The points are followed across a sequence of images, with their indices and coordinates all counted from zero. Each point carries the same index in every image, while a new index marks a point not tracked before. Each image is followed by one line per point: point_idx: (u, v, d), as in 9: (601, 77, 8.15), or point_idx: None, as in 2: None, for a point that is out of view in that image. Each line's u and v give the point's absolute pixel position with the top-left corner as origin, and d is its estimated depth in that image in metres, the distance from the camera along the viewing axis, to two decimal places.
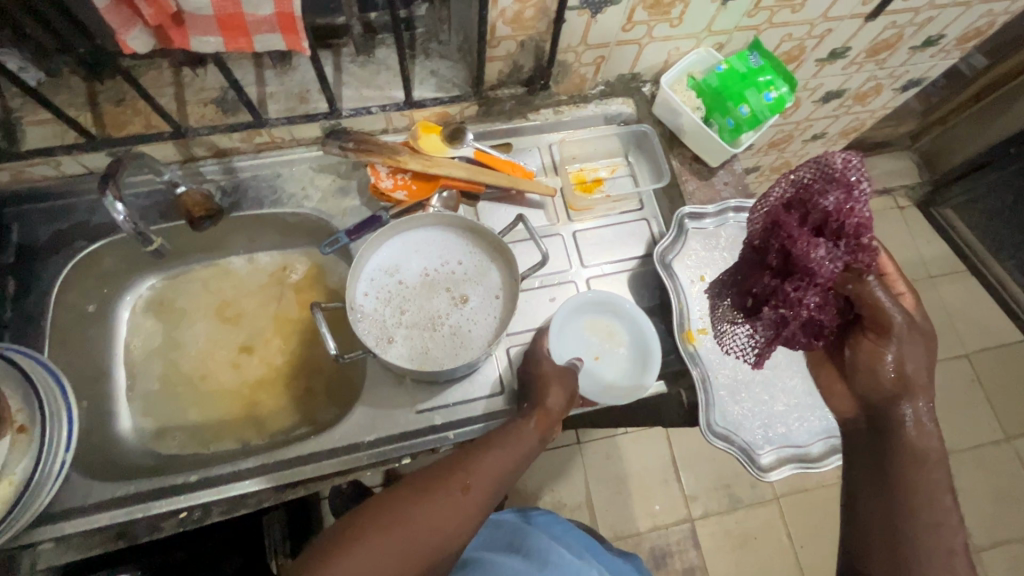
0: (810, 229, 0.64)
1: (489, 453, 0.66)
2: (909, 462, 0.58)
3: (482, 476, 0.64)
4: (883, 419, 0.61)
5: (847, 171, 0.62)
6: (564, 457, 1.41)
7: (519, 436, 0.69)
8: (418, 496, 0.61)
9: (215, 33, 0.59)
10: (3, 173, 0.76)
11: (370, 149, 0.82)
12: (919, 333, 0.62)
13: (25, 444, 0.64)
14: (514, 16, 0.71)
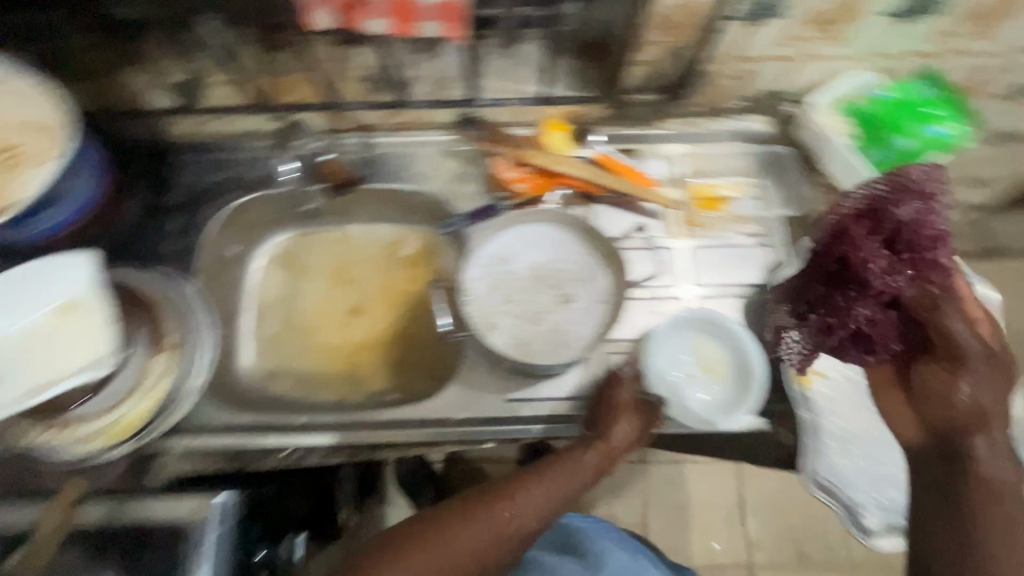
0: (879, 239, 0.66)
1: (536, 485, 0.68)
2: (976, 484, 0.58)
3: (526, 506, 0.66)
4: (948, 438, 0.61)
5: (923, 182, 0.65)
6: (626, 475, 1.37)
7: (574, 471, 0.69)
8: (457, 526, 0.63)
9: (388, 14, 0.64)
10: (187, 123, 0.86)
11: (501, 140, 0.86)
12: (992, 363, 0.60)
13: (172, 360, 0.73)
14: (672, 23, 0.70)
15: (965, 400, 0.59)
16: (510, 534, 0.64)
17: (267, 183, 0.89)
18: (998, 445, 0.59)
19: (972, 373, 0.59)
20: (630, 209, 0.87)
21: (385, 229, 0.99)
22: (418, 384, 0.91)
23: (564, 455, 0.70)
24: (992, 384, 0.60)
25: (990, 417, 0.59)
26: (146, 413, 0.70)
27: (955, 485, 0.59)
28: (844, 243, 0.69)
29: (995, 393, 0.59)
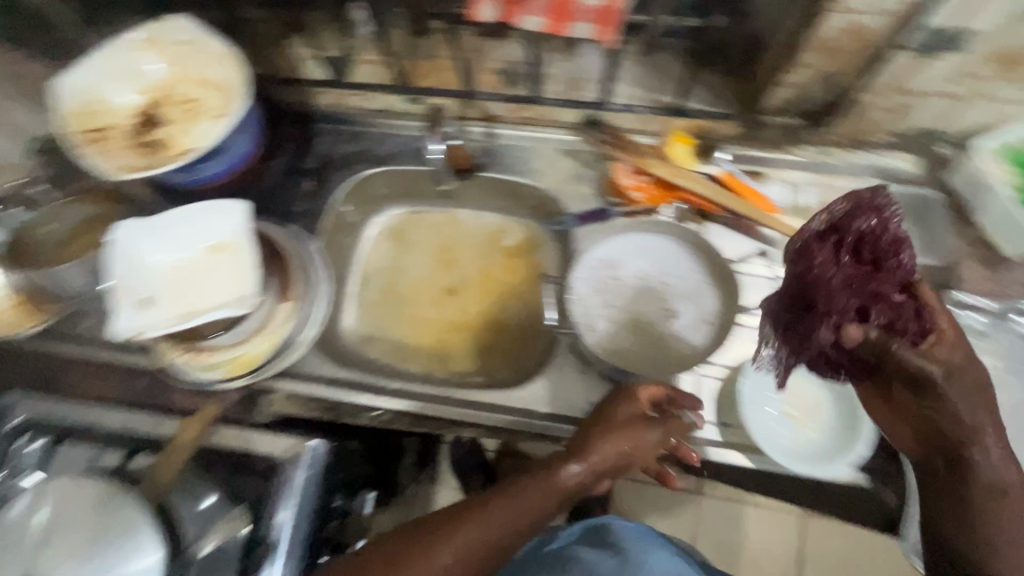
0: (844, 258, 0.59)
1: (493, 514, 0.64)
2: (988, 499, 0.55)
3: (471, 536, 0.62)
4: (942, 450, 0.57)
5: (876, 198, 0.60)
6: (680, 505, 1.31)
7: (550, 487, 0.68)
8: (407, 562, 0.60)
9: (545, 13, 0.65)
10: (331, 96, 0.93)
11: (624, 147, 0.85)
12: (976, 367, 0.55)
13: (290, 312, 0.79)
14: (832, 46, 0.66)
15: (972, 418, 0.55)
16: (472, 560, 0.62)
17: (393, 159, 0.94)
18: (995, 447, 0.56)
19: (967, 388, 0.54)
20: (745, 232, 0.84)
21: (491, 218, 1.01)
22: (501, 372, 0.93)
23: (535, 474, 0.69)
24: (975, 391, 0.55)
25: (981, 429, 0.55)
26: (263, 354, 0.77)
27: (968, 505, 0.56)
28: (802, 262, 0.61)
29: (982, 394, 0.55)
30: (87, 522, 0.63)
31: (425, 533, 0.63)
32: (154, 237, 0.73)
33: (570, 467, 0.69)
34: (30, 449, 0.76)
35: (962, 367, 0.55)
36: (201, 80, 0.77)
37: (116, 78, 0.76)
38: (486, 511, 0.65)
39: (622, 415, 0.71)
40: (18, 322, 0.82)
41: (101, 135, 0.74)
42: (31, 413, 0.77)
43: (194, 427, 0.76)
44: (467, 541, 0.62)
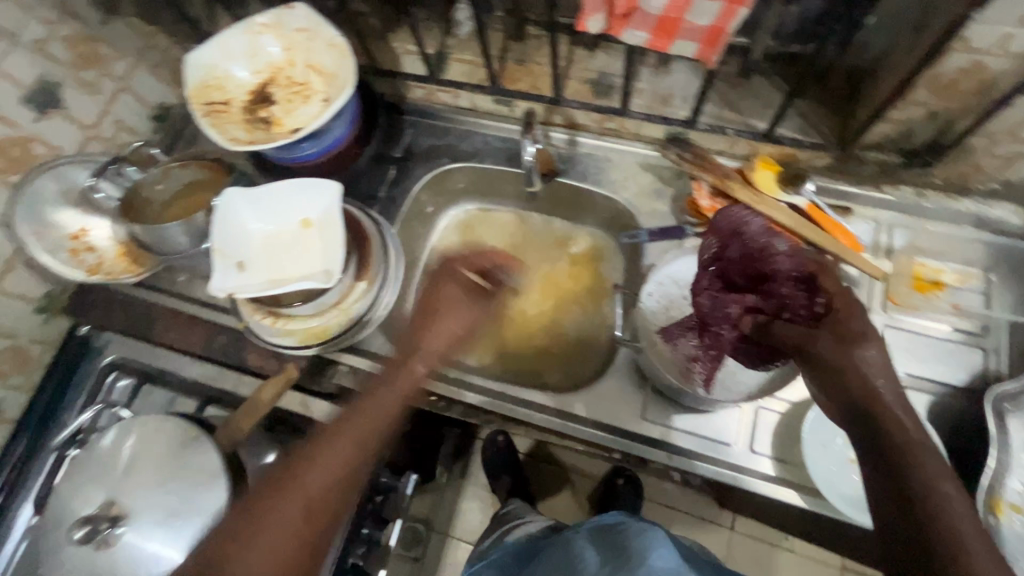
0: (729, 276, 0.74)
1: (330, 455, 0.69)
2: (910, 465, 0.50)
3: (319, 479, 0.67)
4: (869, 423, 0.53)
5: (727, 220, 0.76)
6: (714, 538, 1.27)
7: (371, 420, 0.73)
8: (277, 514, 0.64)
9: (651, 30, 0.65)
10: (423, 90, 0.96)
11: (705, 165, 0.84)
12: (849, 332, 0.57)
13: (363, 291, 0.82)
14: (946, 84, 0.64)
15: (870, 383, 0.54)
16: (311, 497, 0.67)
17: (474, 157, 0.97)
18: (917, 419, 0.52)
19: (850, 345, 0.56)
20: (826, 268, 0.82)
21: (561, 223, 1.03)
22: (554, 375, 0.94)
23: (361, 399, 0.74)
24: (873, 364, 0.55)
25: (868, 371, 0.55)
26: (333, 328, 0.81)
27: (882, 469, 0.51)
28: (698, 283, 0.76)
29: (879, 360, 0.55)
30: (167, 456, 0.69)
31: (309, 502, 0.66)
32: (254, 206, 0.79)
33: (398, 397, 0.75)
34: (117, 385, 0.91)
35: (851, 336, 0.57)
36: (313, 66, 0.81)
37: (236, 55, 0.81)
38: (318, 457, 0.69)
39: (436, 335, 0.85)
40: (122, 269, 0.89)
41: (218, 107, 0.80)
42: (120, 355, 0.91)
43: (279, 386, 0.77)
44: (307, 478, 0.67)
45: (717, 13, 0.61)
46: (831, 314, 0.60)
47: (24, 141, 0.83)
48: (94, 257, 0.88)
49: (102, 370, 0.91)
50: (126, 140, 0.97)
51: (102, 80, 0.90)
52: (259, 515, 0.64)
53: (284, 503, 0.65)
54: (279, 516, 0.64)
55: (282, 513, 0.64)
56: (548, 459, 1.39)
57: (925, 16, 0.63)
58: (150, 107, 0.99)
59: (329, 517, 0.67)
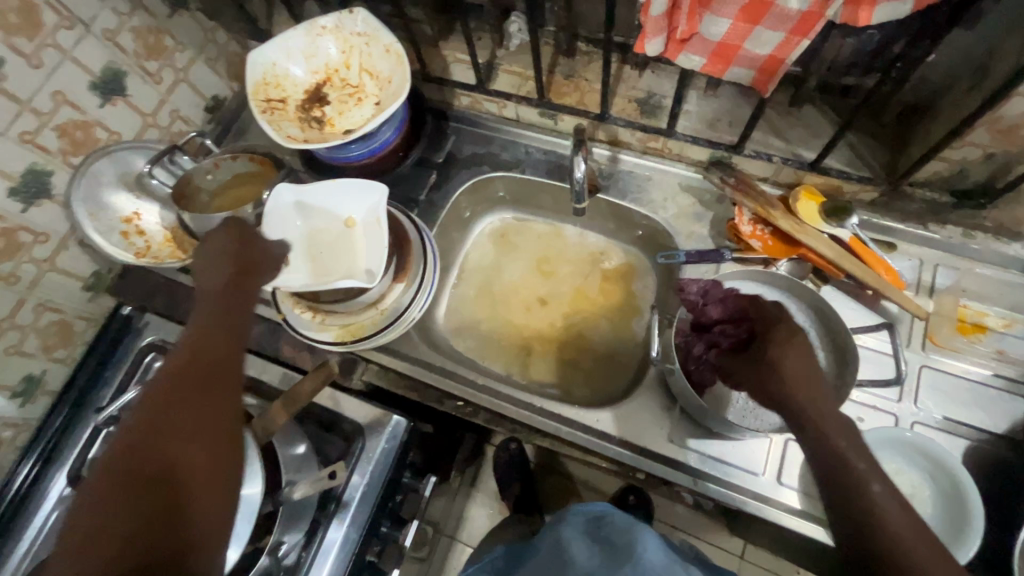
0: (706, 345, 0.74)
1: (203, 353, 0.62)
2: (862, 480, 0.51)
3: (205, 374, 0.61)
4: (823, 448, 0.53)
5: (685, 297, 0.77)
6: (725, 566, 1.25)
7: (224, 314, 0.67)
8: (169, 418, 0.56)
9: (708, 55, 0.65)
10: (469, 99, 0.98)
11: (749, 191, 0.83)
12: (792, 359, 0.57)
13: (400, 292, 0.84)
14: (1007, 127, 0.63)
15: (818, 406, 0.54)
16: (196, 389, 0.59)
17: (515, 167, 0.98)
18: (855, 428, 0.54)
19: (793, 377, 0.56)
20: (866, 303, 0.81)
21: (595, 238, 1.03)
22: (580, 390, 0.93)
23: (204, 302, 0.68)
24: (809, 390, 0.55)
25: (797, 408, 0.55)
26: (368, 326, 0.84)
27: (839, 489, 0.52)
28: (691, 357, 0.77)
29: (812, 379, 0.56)
30: None
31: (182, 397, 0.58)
32: (303, 208, 0.82)
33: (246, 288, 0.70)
34: (154, 365, 0.92)
35: (789, 363, 0.57)
36: (366, 69, 0.83)
37: (294, 54, 0.83)
38: (194, 352, 0.62)
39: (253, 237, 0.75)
40: (168, 254, 0.94)
41: (275, 105, 0.82)
42: (158, 337, 0.93)
43: (320, 379, 0.75)
44: (183, 380, 0.59)
45: (778, 43, 0.61)
46: (775, 345, 0.59)
47: (87, 126, 0.86)
48: (143, 240, 0.93)
49: (141, 350, 0.92)
50: (180, 129, 1.00)
51: (163, 71, 0.93)
52: (156, 413, 0.56)
53: (163, 405, 0.57)
54: (160, 415, 0.56)
55: (164, 416, 0.56)
56: (555, 470, 1.38)
57: (992, 58, 0.62)
58: (204, 98, 1.02)
59: (229, 406, 0.60)
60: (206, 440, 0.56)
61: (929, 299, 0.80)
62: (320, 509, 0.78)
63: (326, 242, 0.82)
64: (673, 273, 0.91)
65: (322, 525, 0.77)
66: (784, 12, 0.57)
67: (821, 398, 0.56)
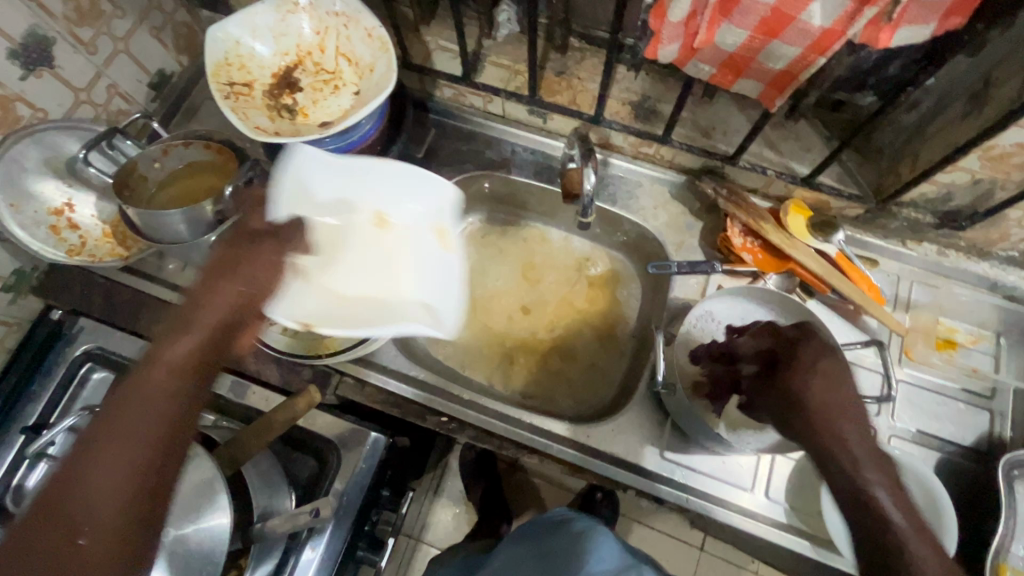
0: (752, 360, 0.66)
1: (108, 452, 0.50)
2: (902, 541, 0.51)
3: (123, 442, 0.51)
4: (862, 501, 0.54)
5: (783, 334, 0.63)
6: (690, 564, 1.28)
7: (159, 374, 0.54)
8: (85, 510, 0.48)
9: (718, 65, 0.63)
10: (452, 91, 0.91)
11: (740, 204, 0.83)
12: (831, 398, 0.57)
13: None
14: (1000, 155, 0.64)
15: (859, 453, 0.55)
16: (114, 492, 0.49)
17: (501, 166, 0.93)
18: (892, 480, 0.55)
19: (827, 424, 0.56)
20: (849, 317, 0.83)
21: (580, 243, 0.99)
22: (564, 402, 0.90)
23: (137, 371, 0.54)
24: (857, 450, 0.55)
25: (858, 469, 0.54)
26: (346, 338, 0.77)
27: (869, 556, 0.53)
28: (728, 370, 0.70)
29: (846, 432, 0.55)
30: None
31: (84, 500, 0.48)
32: (328, 174, 0.74)
33: (182, 340, 0.56)
34: (92, 378, 0.83)
35: (828, 406, 0.56)
36: (344, 54, 0.76)
37: (260, 32, 0.74)
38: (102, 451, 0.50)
39: (226, 266, 0.61)
40: (106, 252, 0.83)
41: (239, 89, 0.73)
42: (95, 345, 0.83)
43: (300, 406, 0.68)
44: (82, 497, 0.48)
45: (793, 58, 0.59)
46: (813, 375, 0.58)
47: (6, 101, 0.73)
48: (76, 236, 0.82)
49: (75, 359, 0.82)
50: (119, 106, 0.88)
51: (99, 39, 0.81)
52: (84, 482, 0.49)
53: (54, 533, 0.47)
54: (54, 528, 0.47)
55: (65, 526, 0.47)
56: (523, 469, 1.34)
57: (989, 86, 0.63)
58: (148, 72, 0.90)
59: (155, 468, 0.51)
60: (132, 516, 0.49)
61: (906, 314, 0.82)
62: (291, 535, 0.72)
63: (349, 236, 0.77)
64: (662, 282, 0.90)
65: (293, 552, 0.71)
66: (805, 28, 0.55)
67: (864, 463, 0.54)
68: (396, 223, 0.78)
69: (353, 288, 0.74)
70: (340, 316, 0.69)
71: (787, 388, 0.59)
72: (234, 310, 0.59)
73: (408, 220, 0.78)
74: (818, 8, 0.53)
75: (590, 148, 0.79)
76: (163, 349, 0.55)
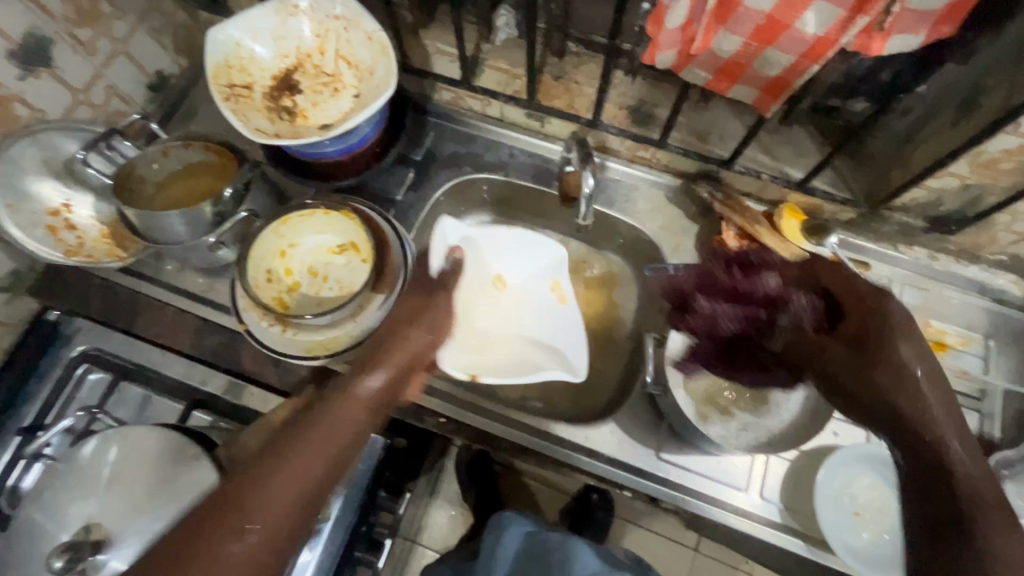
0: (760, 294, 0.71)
1: (298, 460, 0.54)
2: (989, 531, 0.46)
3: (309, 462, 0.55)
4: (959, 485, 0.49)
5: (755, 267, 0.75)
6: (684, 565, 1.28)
7: (355, 408, 0.60)
8: (259, 509, 0.51)
9: (714, 71, 0.64)
10: (451, 94, 0.92)
11: (736, 207, 0.84)
12: (924, 365, 0.55)
13: (378, 301, 0.75)
14: (988, 161, 0.66)
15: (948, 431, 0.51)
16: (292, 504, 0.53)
17: (499, 169, 0.93)
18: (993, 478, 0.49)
19: (909, 384, 0.54)
20: None
21: (577, 245, 1.00)
22: (562, 403, 0.91)
23: (334, 393, 0.60)
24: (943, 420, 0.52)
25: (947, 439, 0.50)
26: (343, 339, 0.75)
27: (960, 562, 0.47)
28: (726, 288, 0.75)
29: (940, 417, 0.52)
30: (159, 470, 0.61)
31: (262, 499, 0.52)
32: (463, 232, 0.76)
33: (372, 376, 0.62)
34: (87, 379, 0.83)
35: (922, 380, 0.54)
36: (344, 57, 0.76)
37: (261, 34, 0.74)
38: (293, 459, 0.54)
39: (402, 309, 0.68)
40: (104, 252, 0.82)
41: (239, 92, 0.73)
42: (91, 345, 0.83)
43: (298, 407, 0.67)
44: (265, 492, 0.52)
45: (788, 65, 0.60)
46: (905, 336, 0.56)
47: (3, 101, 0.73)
48: (74, 237, 0.82)
49: (71, 361, 0.83)
50: (117, 107, 0.88)
51: (98, 41, 0.81)
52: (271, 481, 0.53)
53: (234, 517, 0.51)
54: (238, 510, 0.51)
55: (241, 514, 0.51)
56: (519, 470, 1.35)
57: (978, 94, 0.64)
58: (147, 74, 0.90)
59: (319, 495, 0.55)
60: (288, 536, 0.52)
61: None
62: None
63: (477, 298, 0.81)
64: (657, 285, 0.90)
65: None
66: (799, 36, 0.56)
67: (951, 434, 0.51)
68: (513, 283, 0.82)
69: (489, 333, 0.80)
70: (488, 367, 0.75)
71: (887, 360, 0.55)
72: (411, 357, 0.65)
73: (521, 279, 0.82)
74: (812, 16, 0.54)
75: (587, 152, 0.80)
76: (360, 382, 0.61)
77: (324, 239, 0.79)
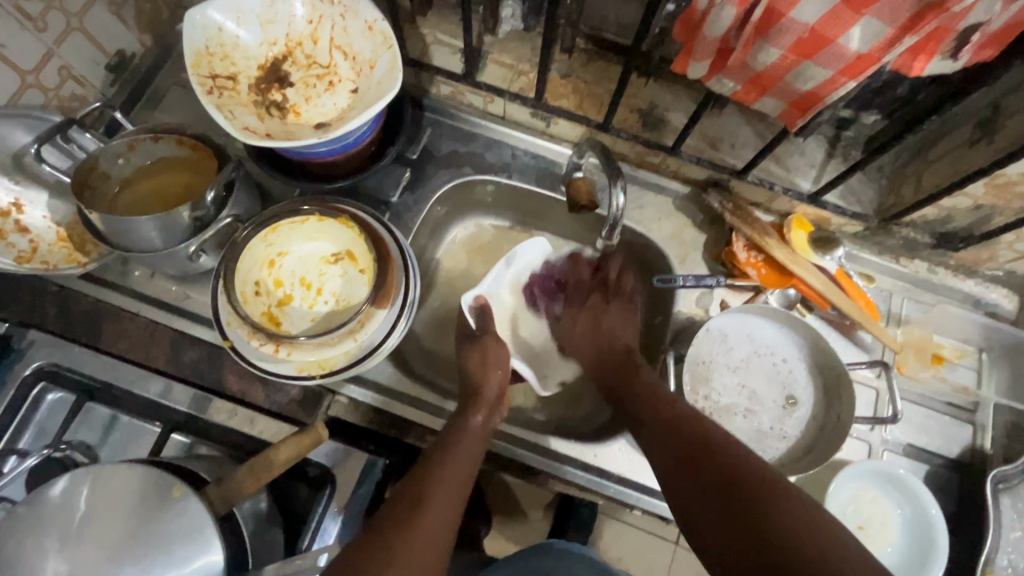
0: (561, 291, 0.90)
1: (443, 477, 0.62)
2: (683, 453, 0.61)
3: (444, 483, 0.62)
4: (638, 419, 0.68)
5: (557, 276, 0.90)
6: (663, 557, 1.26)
7: (473, 437, 0.67)
8: (414, 515, 0.58)
9: (741, 82, 0.62)
10: (450, 88, 0.86)
11: (746, 219, 0.82)
12: (620, 354, 0.78)
13: (377, 317, 0.69)
14: (1004, 184, 0.66)
15: (653, 407, 0.68)
16: (446, 520, 0.59)
17: (501, 170, 0.88)
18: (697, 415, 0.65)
19: (629, 389, 0.72)
20: (846, 333, 0.84)
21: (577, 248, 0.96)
22: (570, 417, 0.88)
23: (447, 432, 0.67)
24: (647, 400, 0.69)
25: (639, 414, 0.69)
26: (340, 358, 0.69)
27: (699, 501, 0.58)
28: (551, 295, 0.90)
29: (642, 404, 0.69)
30: (142, 512, 0.55)
31: (410, 509, 0.58)
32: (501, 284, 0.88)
33: (479, 414, 0.69)
34: (46, 400, 0.75)
35: (625, 379, 0.74)
36: (339, 47, 0.69)
37: (245, 18, 0.67)
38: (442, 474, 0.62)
39: (474, 362, 0.75)
40: (63, 258, 0.73)
41: (222, 83, 0.65)
42: (49, 361, 0.74)
43: (304, 445, 0.61)
44: (423, 495, 0.60)
45: (822, 81, 0.57)
46: (585, 310, 0.86)
47: None
48: (27, 241, 0.73)
49: (26, 380, 0.74)
50: (73, 92, 0.78)
51: (49, 15, 0.71)
52: (416, 492, 0.60)
53: (396, 523, 0.57)
54: (393, 520, 0.57)
55: (399, 521, 0.57)
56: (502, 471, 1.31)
57: (998, 114, 0.64)
58: (106, 54, 0.80)
59: (445, 506, 0.60)
60: (438, 532, 0.57)
61: (898, 330, 0.84)
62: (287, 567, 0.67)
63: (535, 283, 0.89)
64: (663, 296, 0.88)
65: None
66: (841, 52, 0.53)
67: (654, 399, 0.69)
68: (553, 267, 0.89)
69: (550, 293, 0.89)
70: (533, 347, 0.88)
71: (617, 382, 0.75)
72: (502, 395, 0.73)
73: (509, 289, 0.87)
74: (858, 33, 0.51)
75: (614, 166, 0.74)
76: (469, 415, 0.69)
77: (316, 247, 0.73)
